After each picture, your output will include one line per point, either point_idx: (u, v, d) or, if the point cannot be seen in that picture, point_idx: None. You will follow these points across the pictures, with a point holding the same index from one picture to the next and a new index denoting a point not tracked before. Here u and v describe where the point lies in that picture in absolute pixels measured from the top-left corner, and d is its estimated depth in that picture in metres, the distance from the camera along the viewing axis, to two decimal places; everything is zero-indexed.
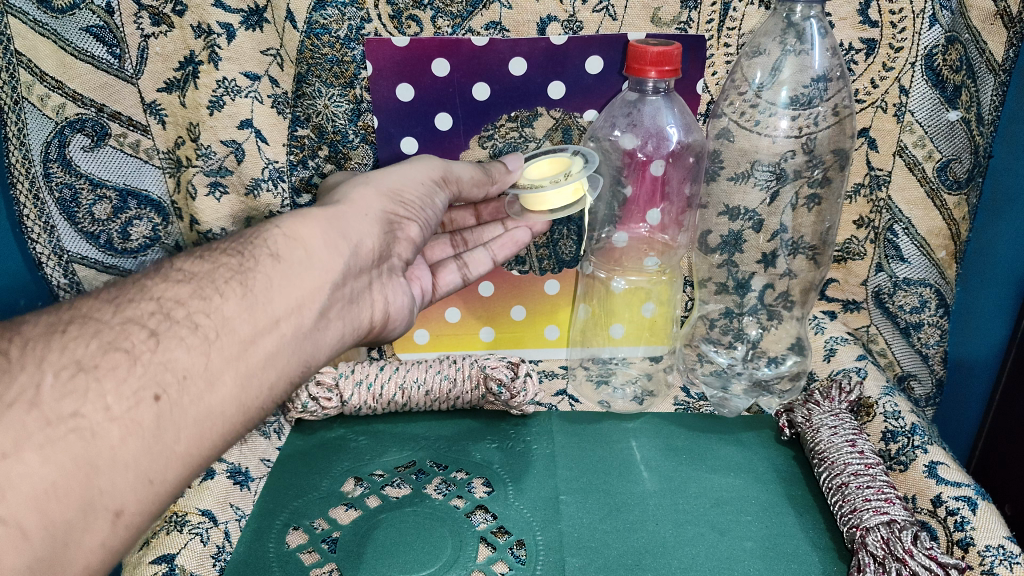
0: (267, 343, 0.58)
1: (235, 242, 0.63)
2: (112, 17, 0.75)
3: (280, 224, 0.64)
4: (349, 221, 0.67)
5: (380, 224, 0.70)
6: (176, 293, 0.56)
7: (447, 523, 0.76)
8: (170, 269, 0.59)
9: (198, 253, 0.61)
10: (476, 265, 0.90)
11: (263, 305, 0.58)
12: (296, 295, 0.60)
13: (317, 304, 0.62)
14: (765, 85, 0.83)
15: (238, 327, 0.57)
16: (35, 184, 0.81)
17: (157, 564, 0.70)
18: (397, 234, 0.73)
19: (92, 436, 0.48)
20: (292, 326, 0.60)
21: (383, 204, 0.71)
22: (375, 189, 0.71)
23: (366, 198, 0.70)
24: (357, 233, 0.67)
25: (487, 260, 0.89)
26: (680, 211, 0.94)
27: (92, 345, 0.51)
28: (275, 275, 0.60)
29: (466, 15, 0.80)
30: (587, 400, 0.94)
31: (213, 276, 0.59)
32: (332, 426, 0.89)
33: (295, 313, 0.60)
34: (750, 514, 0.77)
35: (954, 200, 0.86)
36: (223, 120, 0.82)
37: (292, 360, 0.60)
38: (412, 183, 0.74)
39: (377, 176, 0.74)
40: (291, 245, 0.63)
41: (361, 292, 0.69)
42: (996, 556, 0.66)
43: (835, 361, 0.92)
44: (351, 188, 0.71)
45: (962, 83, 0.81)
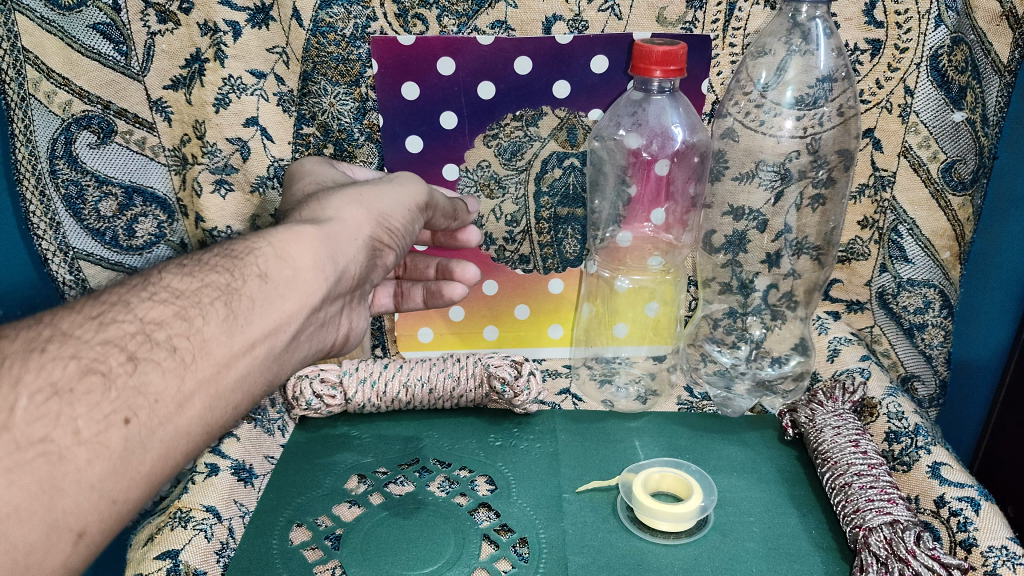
0: (241, 366, 0.58)
1: (223, 256, 0.60)
2: (118, 14, 0.76)
3: (270, 238, 0.62)
4: (340, 243, 0.65)
5: (363, 251, 0.67)
6: (158, 314, 0.54)
7: (450, 520, 0.76)
8: (158, 286, 0.57)
9: (186, 268, 0.59)
10: (411, 299, 0.93)
11: (242, 327, 0.57)
12: (275, 318, 0.59)
13: (291, 329, 0.61)
14: (771, 85, 0.84)
15: (214, 349, 0.56)
16: (41, 181, 0.81)
17: (163, 560, 0.69)
18: (375, 261, 0.70)
19: (59, 460, 0.47)
20: (265, 348, 0.59)
21: (371, 228, 0.68)
22: (365, 209, 0.68)
23: (356, 219, 0.67)
24: (344, 256, 0.65)
25: (419, 298, 0.92)
26: (685, 210, 0.95)
27: (70, 367, 0.50)
28: (260, 296, 0.59)
29: (472, 13, 0.80)
30: (590, 399, 0.94)
31: (200, 295, 0.57)
32: (336, 423, 0.89)
33: (270, 336, 0.59)
34: (752, 515, 0.77)
35: (959, 201, 0.86)
36: (228, 117, 0.82)
37: (259, 380, 0.60)
38: (398, 207, 0.71)
39: (369, 191, 0.70)
40: (280, 265, 0.61)
41: (330, 317, 0.68)
42: (999, 557, 0.66)
43: (839, 361, 0.91)
44: (341, 203, 0.68)
45: (968, 84, 0.81)
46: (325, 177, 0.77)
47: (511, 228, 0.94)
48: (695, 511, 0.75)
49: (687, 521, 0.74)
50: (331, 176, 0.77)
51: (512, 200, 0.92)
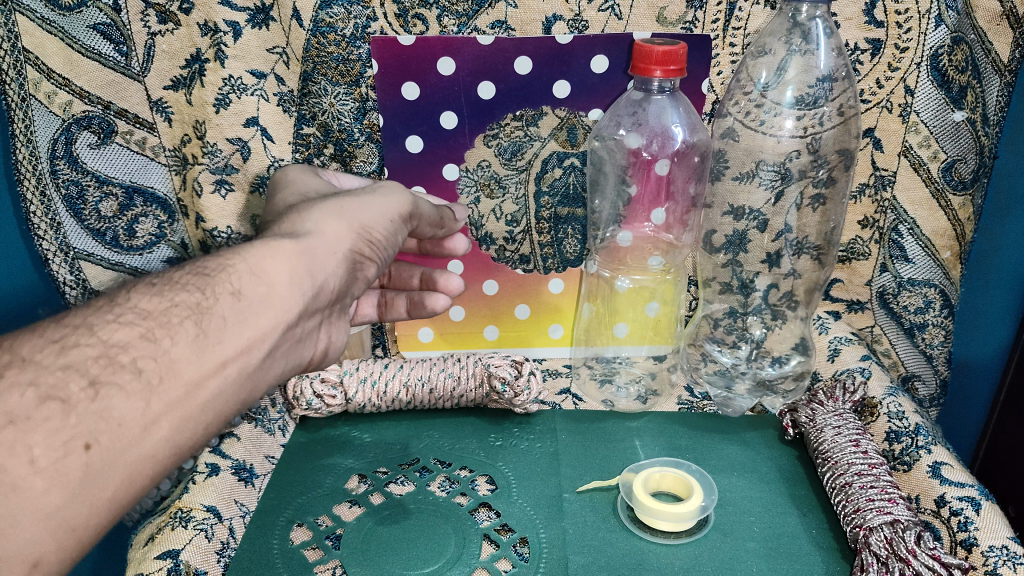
0: (213, 385, 0.55)
1: (195, 273, 0.58)
2: (119, 15, 0.76)
3: (245, 255, 0.59)
4: (319, 257, 0.61)
5: (344, 264, 0.64)
6: (123, 337, 0.52)
7: (450, 520, 0.76)
8: (125, 307, 0.55)
9: (156, 287, 0.57)
10: (395, 309, 0.87)
11: (213, 347, 0.55)
12: (247, 335, 0.57)
13: (266, 346, 0.59)
14: (771, 85, 0.84)
15: (183, 369, 0.53)
16: (42, 181, 0.81)
17: (163, 560, 0.69)
18: (356, 274, 0.67)
19: (13, 491, 0.45)
20: (238, 367, 0.57)
21: (352, 240, 0.65)
22: (345, 221, 0.65)
23: (337, 231, 0.64)
24: (323, 270, 0.62)
25: (403, 308, 0.87)
26: (685, 210, 0.95)
27: (29, 394, 0.48)
28: (231, 315, 0.56)
29: (472, 14, 0.80)
30: (591, 399, 0.94)
31: (168, 316, 0.55)
32: (337, 423, 0.89)
33: (244, 354, 0.57)
34: (752, 514, 0.77)
35: (959, 200, 0.86)
36: (229, 117, 0.82)
37: (234, 397, 0.58)
38: (382, 219, 0.68)
39: (350, 202, 0.67)
40: (254, 282, 0.58)
41: (311, 331, 0.65)
42: (1000, 556, 0.66)
43: (840, 361, 0.91)
44: (321, 214, 0.65)
45: (968, 84, 0.81)
46: (308, 186, 0.73)
47: (512, 228, 0.94)
48: (696, 511, 0.75)
49: (686, 521, 0.74)
50: (315, 186, 0.74)
51: (513, 200, 0.92)
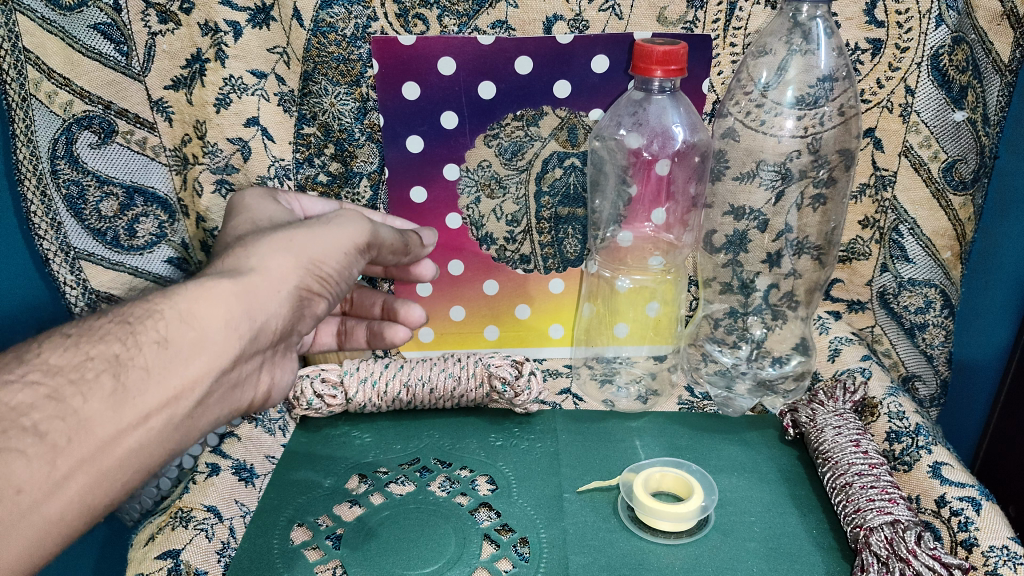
0: (133, 440, 0.52)
1: (119, 319, 0.54)
2: (120, 15, 0.76)
3: (174, 299, 0.55)
4: (259, 297, 0.58)
5: (288, 303, 0.60)
6: (28, 397, 0.49)
7: (450, 520, 0.76)
8: (35, 363, 0.51)
9: (71, 339, 0.53)
10: (354, 338, 0.88)
11: (132, 400, 0.52)
12: (172, 388, 0.53)
13: (194, 397, 0.55)
14: (771, 84, 0.84)
15: (98, 427, 0.50)
16: (42, 181, 0.80)
17: (163, 560, 0.69)
18: (304, 310, 0.63)
19: None
20: (161, 421, 0.53)
21: (299, 277, 0.61)
22: (292, 256, 0.61)
23: (282, 269, 0.60)
24: (263, 311, 0.58)
25: (362, 338, 0.88)
26: (685, 210, 0.95)
27: None
28: (153, 367, 0.53)
29: (472, 13, 0.80)
30: (591, 399, 0.94)
31: (83, 369, 0.51)
32: (338, 423, 0.90)
33: (168, 407, 0.53)
34: (753, 514, 0.77)
35: (960, 201, 0.86)
36: (229, 117, 0.82)
37: (159, 450, 0.54)
38: (333, 252, 0.63)
39: (300, 235, 0.62)
40: (182, 329, 0.54)
41: (251, 373, 0.61)
42: (1000, 556, 0.66)
43: (840, 361, 0.91)
44: (267, 250, 0.60)
45: (969, 84, 0.81)
46: (266, 216, 0.69)
47: (512, 228, 0.93)
48: (696, 511, 0.75)
49: (687, 521, 0.74)
50: (274, 214, 0.71)
51: (513, 200, 0.92)
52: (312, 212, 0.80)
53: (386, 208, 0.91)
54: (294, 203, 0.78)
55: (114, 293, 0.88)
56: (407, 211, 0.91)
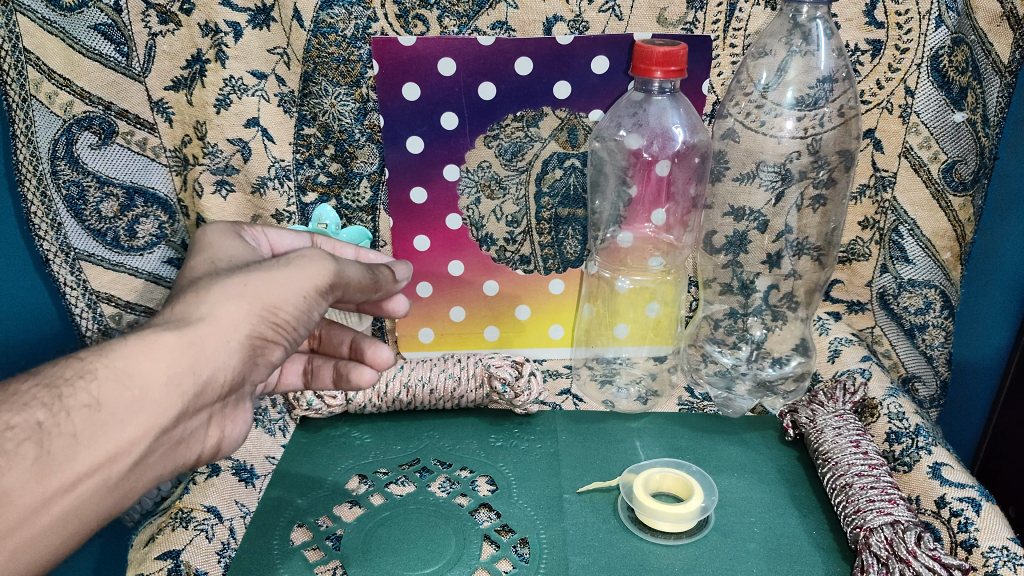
0: (62, 505, 0.48)
1: (54, 373, 0.49)
2: (120, 15, 0.77)
3: (113, 354, 0.50)
4: (206, 349, 0.52)
5: (239, 353, 0.55)
6: None
7: (450, 521, 0.76)
8: None
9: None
10: (321, 378, 0.79)
11: (60, 466, 0.47)
12: (104, 452, 0.48)
13: (131, 459, 0.50)
14: (771, 85, 0.84)
15: (20, 497, 0.46)
16: (42, 181, 0.80)
17: (163, 560, 0.69)
18: (257, 360, 0.57)
19: None
20: (92, 486, 0.49)
21: (251, 326, 0.55)
22: (246, 303, 0.55)
23: (232, 318, 0.54)
24: (210, 363, 0.53)
25: (329, 378, 0.79)
26: (685, 211, 0.95)
27: None
28: (84, 431, 0.48)
29: (472, 14, 0.80)
30: (591, 399, 0.93)
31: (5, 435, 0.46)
32: (337, 424, 0.89)
33: (99, 471, 0.49)
34: (753, 515, 0.77)
35: (959, 201, 0.86)
36: (229, 118, 0.82)
37: (94, 513, 0.50)
38: (294, 297, 0.57)
39: (257, 278, 0.56)
40: (120, 387, 0.49)
41: (197, 426, 0.56)
42: (1000, 557, 0.66)
43: (840, 361, 0.91)
44: (218, 297, 0.54)
45: (968, 84, 0.81)
46: (225, 254, 0.63)
47: (512, 228, 0.93)
48: (696, 511, 0.75)
49: (687, 521, 0.74)
50: (237, 254, 0.64)
51: (513, 200, 0.92)
52: (281, 247, 0.72)
53: (386, 208, 0.91)
54: (261, 238, 0.71)
55: (115, 294, 0.88)
56: (407, 211, 0.91)
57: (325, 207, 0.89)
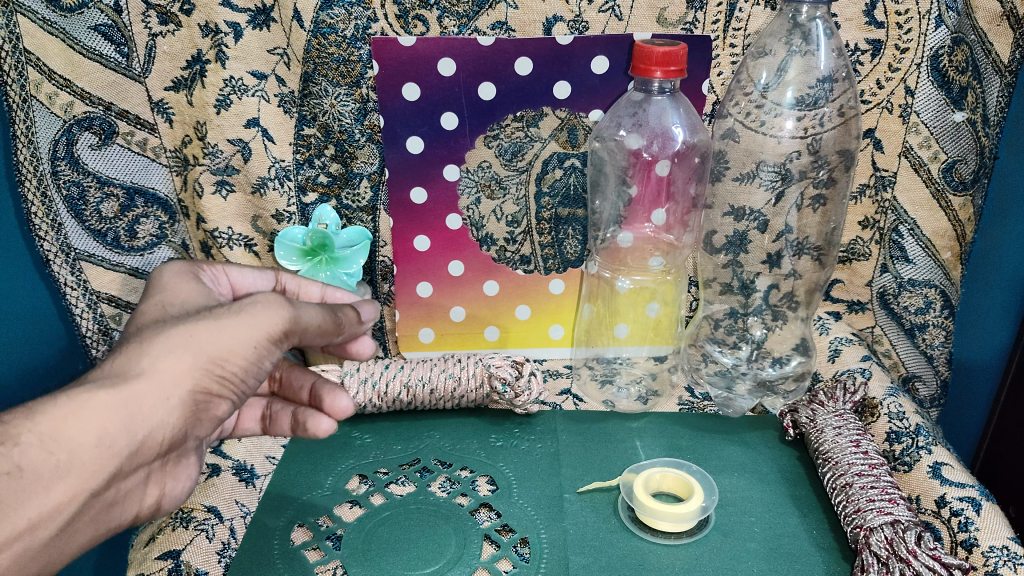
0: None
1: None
2: (121, 16, 0.77)
3: (42, 413, 0.46)
4: (144, 407, 0.49)
5: (180, 409, 0.51)
6: None
7: (450, 520, 0.76)
8: None
9: None
10: (278, 423, 0.74)
11: None
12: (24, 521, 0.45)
13: (55, 523, 0.47)
14: (771, 85, 0.84)
15: None
16: (42, 181, 0.80)
17: (164, 560, 0.70)
18: (201, 414, 0.54)
19: None
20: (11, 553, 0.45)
21: (195, 380, 0.52)
22: (190, 356, 0.51)
23: (175, 372, 0.51)
24: (148, 422, 0.49)
25: (287, 425, 0.73)
26: (685, 211, 0.95)
27: None
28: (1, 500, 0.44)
29: (472, 15, 0.81)
30: (591, 399, 0.93)
31: None
32: (337, 424, 0.89)
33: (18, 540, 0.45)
34: (753, 515, 0.77)
35: (959, 201, 0.86)
36: (229, 118, 0.82)
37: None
38: (243, 348, 0.54)
39: (204, 328, 0.53)
40: (46, 450, 0.45)
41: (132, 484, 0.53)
42: (1001, 557, 0.66)
43: (840, 361, 0.91)
44: (161, 348, 0.51)
45: (968, 84, 0.81)
46: (175, 298, 0.59)
47: (512, 228, 0.93)
48: (696, 511, 0.75)
49: (687, 521, 0.74)
50: (189, 296, 0.60)
51: (514, 200, 0.92)
52: (241, 287, 0.69)
53: (387, 208, 0.91)
54: (222, 278, 0.68)
55: (116, 295, 0.87)
56: (407, 211, 0.91)
57: (325, 207, 0.89)
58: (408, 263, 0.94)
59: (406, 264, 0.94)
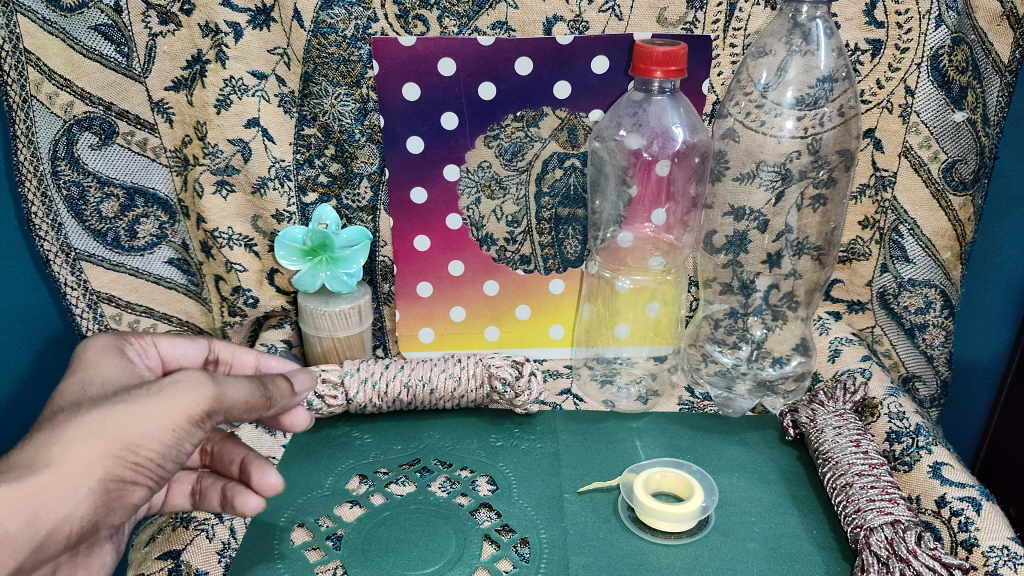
0: None
1: None
2: (121, 16, 0.77)
3: None
4: (48, 499, 0.49)
5: (90, 499, 0.51)
6: None
7: (450, 521, 0.76)
8: None
9: None
10: (207, 499, 0.71)
11: None
12: None
13: None
14: (771, 85, 0.84)
15: None
16: (42, 181, 0.80)
17: (164, 560, 0.70)
18: (116, 503, 0.53)
19: None
20: None
21: (106, 470, 0.51)
22: (100, 445, 0.51)
23: (84, 461, 0.50)
24: (52, 515, 0.49)
25: (216, 501, 0.70)
26: (685, 211, 0.94)
27: None
28: None
29: (473, 15, 0.81)
30: (592, 399, 0.93)
31: None
32: (337, 423, 0.89)
33: None
34: (753, 515, 0.77)
35: (959, 201, 0.87)
36: (229, 119, 0.82)
37: None
38: (158, 434, 0.53)
39: (116, 413, 0.52)
40: None
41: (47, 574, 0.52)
42: (1001, 557, 0.66)
43: (840, 362, 0.91)
44: (71, 436, 0.50)
45: (968, 84, 0.81)
46: (99, 375, 0.59)
47: (512, 228, 0.93)
48: (696, 511, 0.75)
49: (687, 521, 0.74)
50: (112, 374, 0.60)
51: (514, 200, 0.92)
52: (171, 359, 0.70)
53: (387, 208, 0.91)
54: (150, 349, 0.68)
55: (116, 295, 0.88)
56: (408, 212, 0.91)
57: (325, 207, 0.89)
58: (408, 263, 0.94)
59: (406, 264, 0.94)
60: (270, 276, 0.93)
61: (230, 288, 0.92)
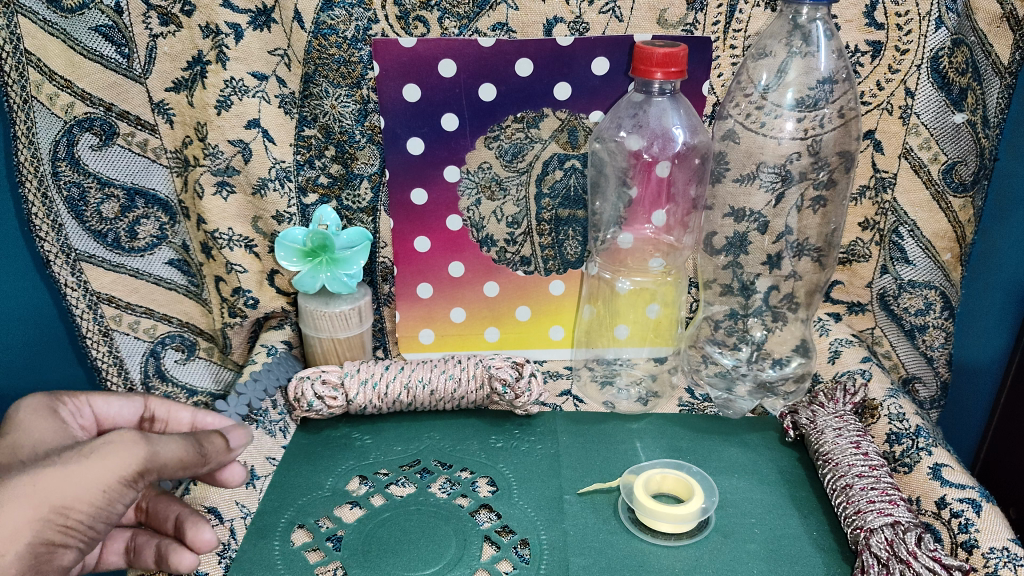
0: None
1: None
2: (121, 17, 0.77)
3: None
4: None
5: (17, 564, 0.52)
6: None
7: (450, 522, 0.76)
8: None
9: None
10: (143, 557, 0.70)
11: None
12: None
13: None
14: (771, 86, 0.84)
15: None
16: (42, 183, 0.80)
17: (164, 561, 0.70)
18: (47, 564, 0.54)
19: None
20: None
21: (35, 532, 0.53)
22: (29, 507, 0.52)
23: (13, 525, 0.52)
24: None
25: (152, 558, 0.70)
26: (686, 212, 0.94)
27: None
28: None
29: (474, 15, 0.81)
30: (592, 400, 0.93)
31: None
32: (337, 424, 0.89)
33: None
34: (753, 516, 0.77)
35: (959, 203, 0.87)
36: (230, 120, 0.82)
37: None
38: (87, 495, 0.54)
39: (47, 477, 0.53)
40: None
41: None
42: (1001, 558, 0.66)
43: (840, 363, 0.91)
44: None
45: (968, 86, 0.81)
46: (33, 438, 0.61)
47: (513, 229, 0.93)
48: (696, 512, 0.75)
49: (687, 523, 0.74)
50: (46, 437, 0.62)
51: (514, 201, 0.92)
52: (106, 418, 0.72)
53: (387, 209, 0.91)
54: (86, 409, 0.71)
55: (115, 296, 0.88)
56: (408, 213, 0.91)
57: (326, 207, 0.89)
58: (408, 264, 0.94)
59: (406, 264, 0.94)
60: (270, 277, 0.93)
61: (230, 289, 0.92)
